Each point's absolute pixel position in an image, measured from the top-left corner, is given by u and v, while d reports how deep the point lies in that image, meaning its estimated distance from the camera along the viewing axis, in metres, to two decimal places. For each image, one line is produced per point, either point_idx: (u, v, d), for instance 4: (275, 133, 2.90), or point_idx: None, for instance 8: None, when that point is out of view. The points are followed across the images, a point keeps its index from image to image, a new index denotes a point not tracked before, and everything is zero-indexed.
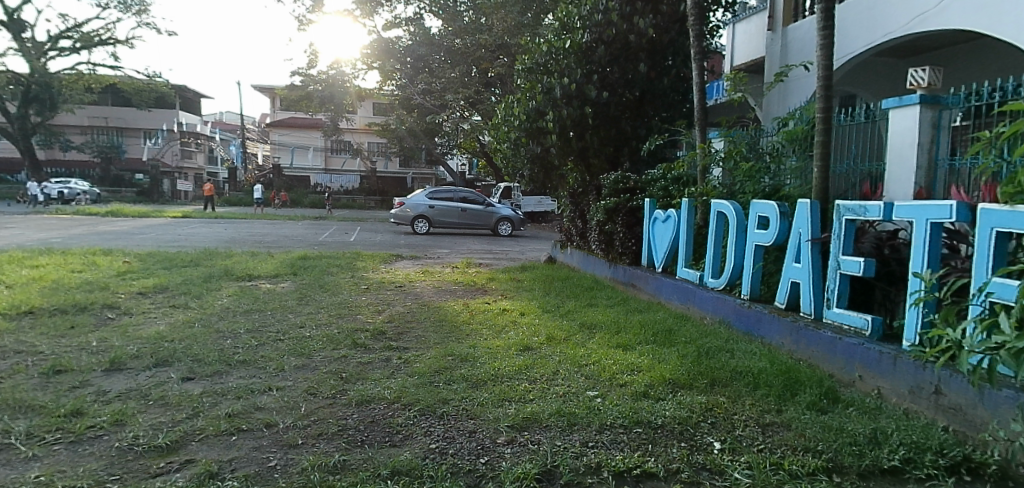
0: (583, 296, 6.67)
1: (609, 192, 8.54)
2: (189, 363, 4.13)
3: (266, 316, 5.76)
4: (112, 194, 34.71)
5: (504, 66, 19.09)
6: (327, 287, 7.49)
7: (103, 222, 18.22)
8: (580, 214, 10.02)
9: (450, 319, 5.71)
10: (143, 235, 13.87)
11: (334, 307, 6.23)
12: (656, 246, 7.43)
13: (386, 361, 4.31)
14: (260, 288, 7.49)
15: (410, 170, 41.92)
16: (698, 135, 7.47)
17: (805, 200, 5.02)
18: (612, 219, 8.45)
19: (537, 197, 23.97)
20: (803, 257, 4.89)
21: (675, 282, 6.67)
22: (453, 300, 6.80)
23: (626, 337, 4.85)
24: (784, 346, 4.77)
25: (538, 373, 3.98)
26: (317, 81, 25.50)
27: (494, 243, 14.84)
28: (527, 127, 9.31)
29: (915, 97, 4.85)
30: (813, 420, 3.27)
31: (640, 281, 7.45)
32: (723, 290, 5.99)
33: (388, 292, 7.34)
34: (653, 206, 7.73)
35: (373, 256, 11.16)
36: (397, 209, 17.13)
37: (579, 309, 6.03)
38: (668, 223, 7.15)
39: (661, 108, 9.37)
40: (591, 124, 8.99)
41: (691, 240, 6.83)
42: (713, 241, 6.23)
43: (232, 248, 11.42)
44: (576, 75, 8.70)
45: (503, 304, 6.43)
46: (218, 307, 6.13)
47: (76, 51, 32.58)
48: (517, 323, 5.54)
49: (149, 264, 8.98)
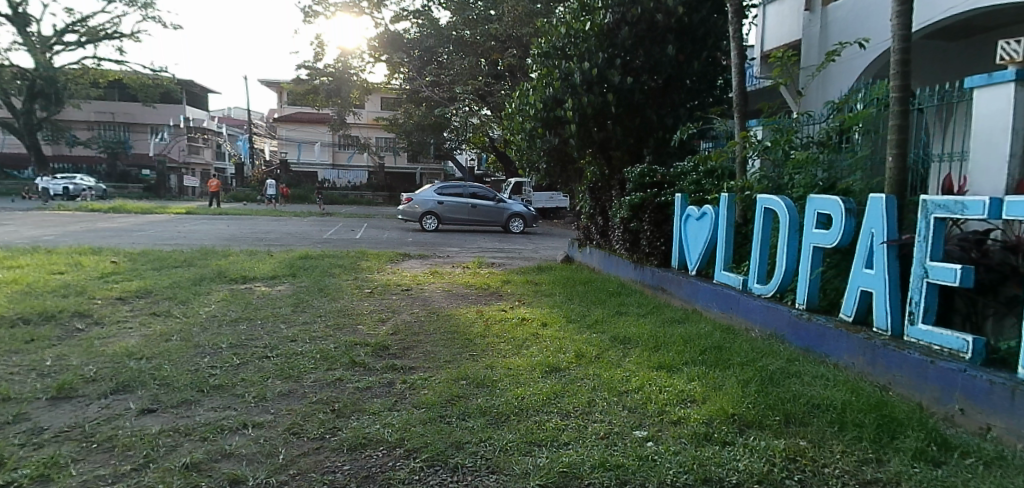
0: (609, 303, 5.97)
1: (634, 186, 7.86)
2: (153, 388, 3.46)
3: (255, 327, 5.09)
4: (118, 190, 34.26)
5: (516, 58, 18.36)
6: (327, 291, 6.83)
7: (103, 218, 17.65)
8: (601, 211, 9.31)
9: (462, 331, 5.03)
10: (141, 233, 13.27)
11: (332, 315, 5.55)
12: (689, 246, 6.72)
13: (387, 387, 3.62)
14: (253, 292, 6.84)
15: (419, 165, 41.48)
16: (736, 123, 6.73)
17: (879, 195, 4.29)
18: (637, 217, 7.76)
19: (548, 193, 23.30)
20: (877, 262, 4.17)
21: (713, 287, 5.96)
22: (465, 306, 6.11)
23: (669, 354, 4.16)
24: (857, 368, 4.06)
25: (571, 404, 3.29)
26: (323, 75, 24.85)
27: (507, 241, 14.14)
28: (543, 116, 8.61)
29: (1009, 72, 4.07)
30: (928, 476, 2.58)
31: (671, 286, 6.74)
32: (771, 297, 5.28)
33: (394, 297, 6.65)
34: (685, 202, 7.01)
35: (379, 255, 10.47)
36: (405, 205, 16.44)
37: (607, 319, 5.33)
38: (703, 221, 6.44)
39: (689, 96, 8.62)
40: (614, 113, 8.28)
41: (730, 240, 6.11)
42: (760, 242, 5.51)
43: (230, 247, 10.78)
44: (598, 59, 8.02)
45: (522, 311, 5.74)
46: (203, 316, 5.46)
47: (81, 45, 32.19)
48: (539, 336, 4.85)
49: (139, 264, 8.35)
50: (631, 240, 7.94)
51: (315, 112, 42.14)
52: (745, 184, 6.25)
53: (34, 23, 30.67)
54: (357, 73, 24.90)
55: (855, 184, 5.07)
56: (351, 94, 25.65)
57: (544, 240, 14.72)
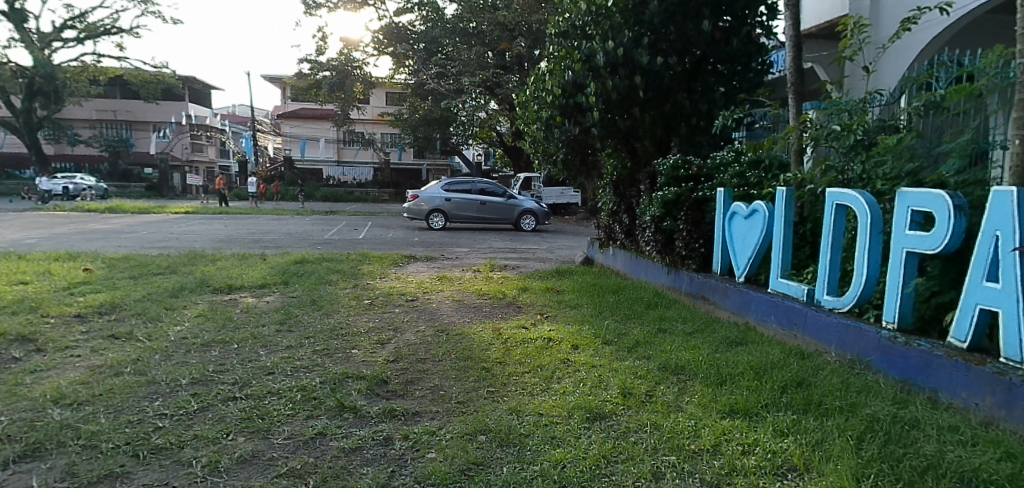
0: (648, 317, 5.09)
1: (666, 180, 6.98)
2: (71, 454, 2.64)
3: (229, 354, 4.23)
4: (120, 189, 33.58)
5: (524, 49, 17.52)
6: (320, 303, 5.98)
7: (96, 219, 16.87)
8: (627, 208, 8.32)
9: (476, 358, 4.15)
10: (131, 235, 12.46)
11: (323, 336, 4.70)
12: (736, 249, 5.82)
13: (382, 447, 2.77)
14: (237, 304, 6.01)
15: (425, 161, 40.71)
16: (791, 107, 5.80)
17: (1001, 188, 3.39)
18: (671, 215, 6.81)
19: (559, 188, 22.42)
20: (1004, 275, 3.26)
21: (771, 299, 5.06)
22: (478, 321, 5.24)
23: (740, 393, 3.31)
24: (987, 412, 3.20)
25: (630, 478, 2.49)
26: (326, 68, 24.03)
27: (519, 240, 13.26)
28: (562, 103, 7.67)
29: None
30: None
31: (715, 294, 5.86)
32: (846, 311, 4.42)
33: (397, 310, 5.78)
34: (729, 198, 6.11)
35: (382, 258, 9.61)
36: (411, 203, 15.55)
37: (650, 340, 4.47)
38: (754, 220, 5.54)
39: (724, 79, 7.71)
40: (642, 98, 7.38)
41: (790, 243, 5.21)
42: (832, 245, 4.61)
43: (222, 251, 9.93)
44: (624, 37, 7.12)
45: (545, 329, 4.86)
46: (169, 339, 4.60)
47: (80, 42, 31.47)
48: (572, 364, 3.99)
49: (115, 272, 7.50)
50: (663, 241, 6.90)
51: (319, 108, 41.40)
52: (804, 175, 5.35)
53: (33, 20, 29.94)
54: (360, 66, 24.20)
55: (952, 176, 4.17)
56: (354, 88, 24.83)
57: (557, 238, 13.84)
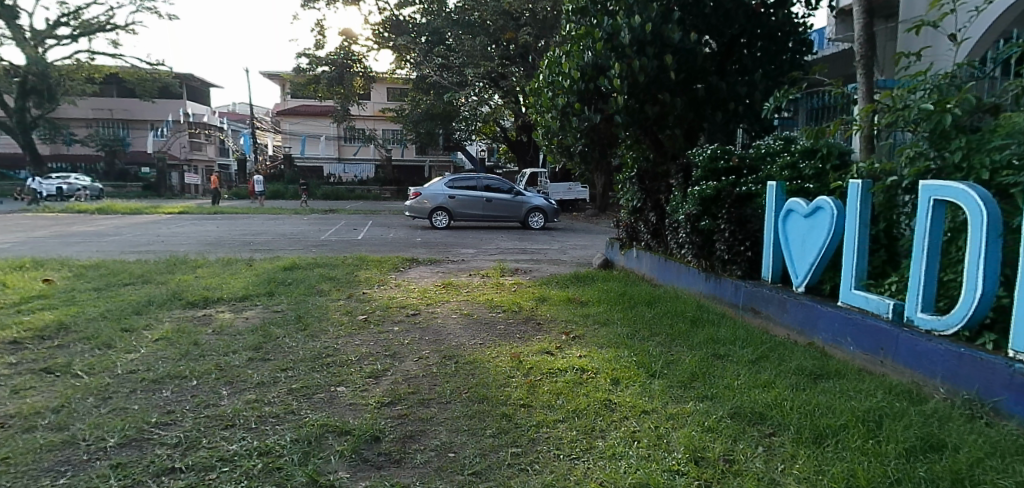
0: (697, 339, 4.22)
1: (704, 174, 6.10)
2: None
3: (182, 397, 3.35)
4: (116, 189, 32.75)
5: (531, 37, 16.64)
6: (305, 321, 5.12)
7: (82, 220, 16.03)
8: (654, 205, 7.42)
9: (492, 399, 3.27)
10: (112, 238, 11.61)
11: (303, 368, 3.81)
12: (795, 253, 4.92)
13: None
14: (208, 322, 5.15)
15: (428, 157, 39.84)
16: (860, 88, 4.90)
17: None
18: (709, 213, 5.89)
19: (567, 184, 21.44)
20: None
21: (847, 316, 4.20)
22: (492, 345, 4.35)
23: (855, 461, 2.48)
24: None
25: None
26: (324, 63, 23.15)
27: (529, 240, 12.37)
28: (581, 89, 6.72)
29: None
30: None
31: (768, 307, 4.98)
32: (952, 334, 3.54)
33: (395, 330, 4.89)
34: (782, 192, 5.21)
35: (381, 262, 8.74)
36: (413, 201, 14.67)
37: (708, 371, 3.60)
38: (819, 220, 4.65)
39: (764, 59, 6.86)
40: (672, 81, 6.47)
41: (866, 247, 4.32)
42: (931, 251, 3.71)
43: (205, 256, 9.05)
44: (652, 11, 6.22)
45: (574, 356, 3.98)
46: (114, 374, 3.74)
47: (74, 40, 30.62)
48: (617, 407, 3.13)
49: (78, 282, 6.63)
50: (700, 243, 6.00)
51: (319, 105, 40.55)
52: (880, 166, 4.45)
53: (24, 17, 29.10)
54: (359, 60, 23.34)
55: None
56: (354, 83, 23.97)
57: (570, 238, 12.93)
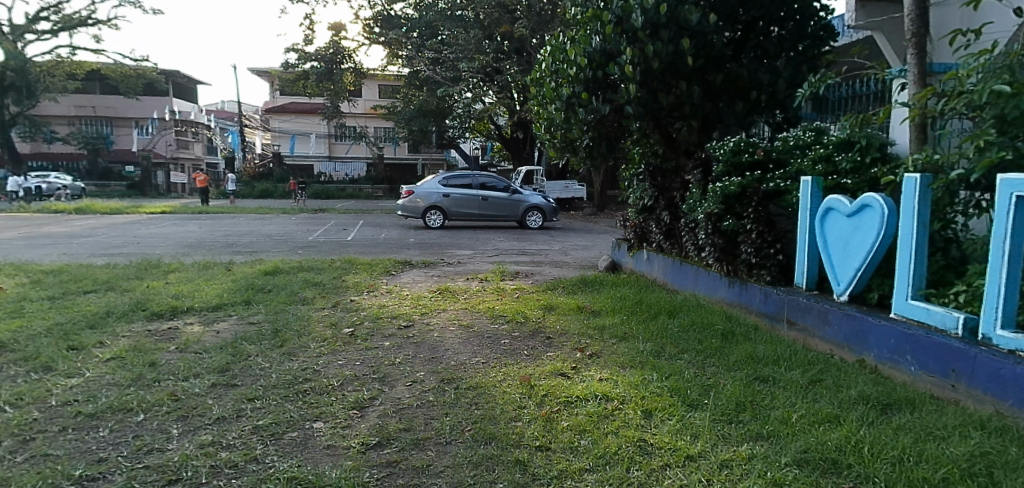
0: (734, 358, 3.66)
1: (726, 168, 5.54)
2: None
3: (122, 438, 2.74)
4: (99, 188, 31.89)
5: (527, 31, 16.06)
6: (283, 335, 4.51)
7: (57, 220, 15.30)
8: (667, 203, 6.87)
9: (501, 440, 2.69)
10: (85, 239, 10.94)
11: (275, 397, 3.22)
12: (836, 256, 4.36)
13: None
14: (172, 336, 4.53)
15: (420, 155, 39.15)
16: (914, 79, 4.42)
17: None
18: (733, 212, 5.32)
19: (564, 182, 20.88)
20: None
21: (907, 331, 3.62)
22: (498, 365, 3.77)
23: None
24: None
25: None
26: (312, 58, 22.46)
27: (527, 240, 11.80)
28: (589, 77, 6.08)
29: None
30: None
31: (807, 318, 4.42)
32: None
33: (386, 346, 4.29)
34: (818, 188, 4.63)
35: (371, 264, 8.14)
36: (405, 200, 14.04)
37: (755, 399, 3.04)
38: (867, 220, 4.07)
39: (786, 45, 6.33)
40: (689, 67, 5.91)
41: (926, 250, 3.75)
42: (1014, 258, 3.13)
43: (181, 259, 8.41)
44: None
45: (593, 380, 3.39)
46: (46, 406, 3.12)
47: (54, 34, 29.70)
48: (655, 451, 2.55)
49: (33, 290, 5.98)
50: (723, 245, 5.42)
51: (309, 102, 39.78)
52: (937, 159, 3.92)
53: None
54: (349, 55, 22.66)
55: None
56: (343, 79, 23.28)
57: (570, 238, 12.37)
